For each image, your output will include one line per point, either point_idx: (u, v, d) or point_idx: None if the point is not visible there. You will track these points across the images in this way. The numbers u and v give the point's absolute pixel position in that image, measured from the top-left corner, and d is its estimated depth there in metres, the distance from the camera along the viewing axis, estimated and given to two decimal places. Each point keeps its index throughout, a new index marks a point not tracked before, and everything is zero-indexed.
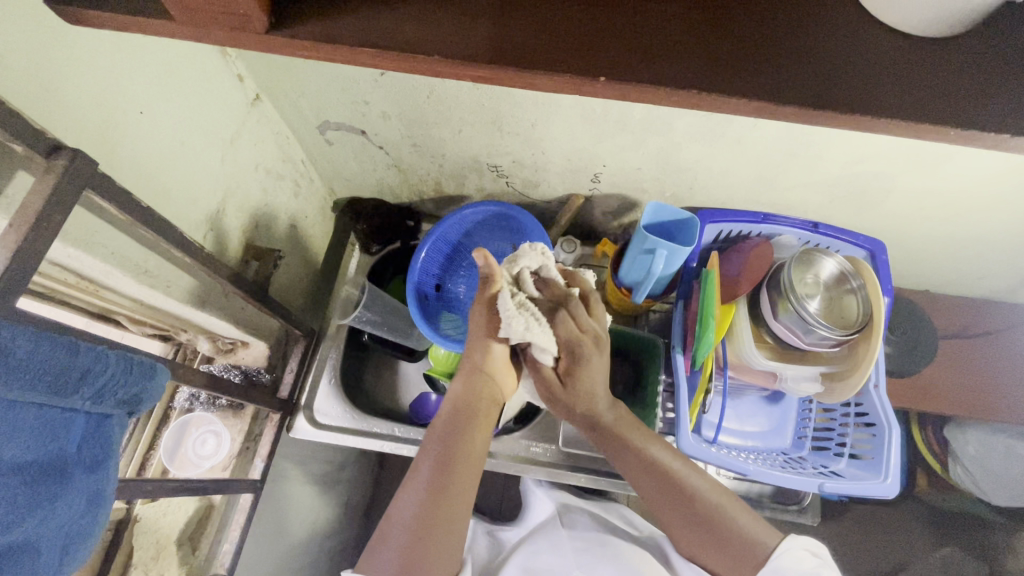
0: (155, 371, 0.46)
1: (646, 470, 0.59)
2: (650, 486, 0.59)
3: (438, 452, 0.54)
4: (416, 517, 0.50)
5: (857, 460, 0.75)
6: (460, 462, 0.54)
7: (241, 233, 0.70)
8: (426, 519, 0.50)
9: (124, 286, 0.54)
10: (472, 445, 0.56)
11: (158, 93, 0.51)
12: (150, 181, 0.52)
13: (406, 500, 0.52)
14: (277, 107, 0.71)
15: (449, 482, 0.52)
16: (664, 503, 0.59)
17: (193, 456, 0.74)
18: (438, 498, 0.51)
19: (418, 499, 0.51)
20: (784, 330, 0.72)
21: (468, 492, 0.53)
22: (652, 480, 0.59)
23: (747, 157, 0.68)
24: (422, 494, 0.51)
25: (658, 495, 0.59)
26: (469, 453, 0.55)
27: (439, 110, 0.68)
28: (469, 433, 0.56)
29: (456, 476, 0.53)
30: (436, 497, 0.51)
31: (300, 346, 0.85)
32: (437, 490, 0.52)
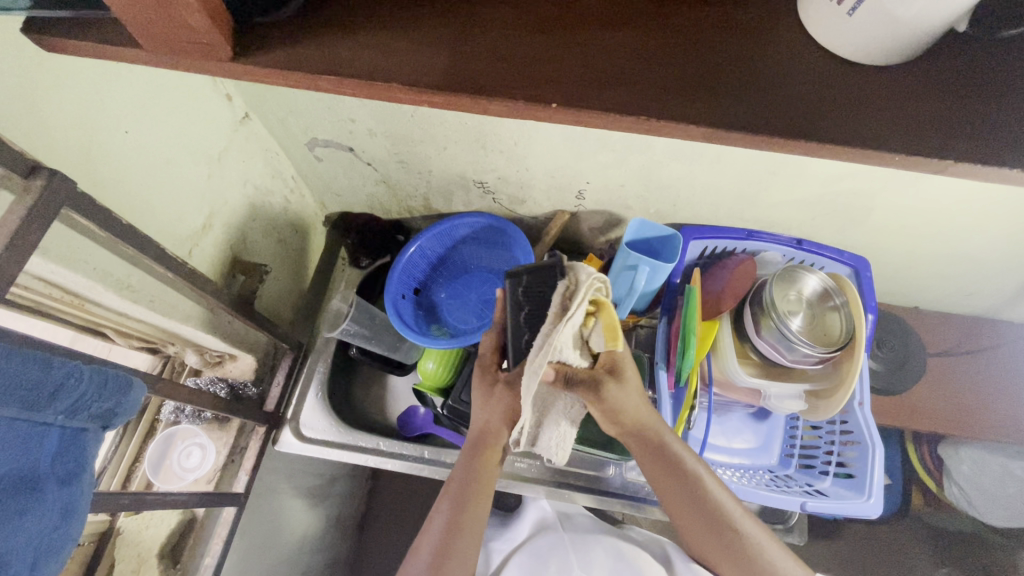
0: (132, 385, 0.47)
1: (670, 482, 0.59)
2: (675, 497, 0.60)
3: (447, 507, 0.60)
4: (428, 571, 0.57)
5: (843, 478, 0.74)
6: (462, 519, 0.59)
7: (228, 248, 0.71)
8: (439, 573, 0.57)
9: (106, 300, 0.55)
10: (475, 512, 0.60)
11: (143, 112, 0.53)
12: (135, 197, 0.54)
13: (422, 555, 0.59)
14: (266, 125, 0.73)
15: (452, 544, 0.58)
16: (683, 515, 0.60)
17: (178, 468, 0.74)
18: (445, 556, 0.58)
19: (430, 557, 0.58)
20: (767, 347, 0.72)
21: (471, 547, 0.59)
22: (675, 494, 0.59)
23: (727, 176, 0.69)
24: (433, 556, 0.58)
25: (679, 506, 0.60)
26: (473, 518, 0.60)
27: (423, 128, 0.69)
28: (470, 506, 0.60)
29: (457, 543, 0.58)
30: (444, 556, 0.58)
31: (289, 358, 0.85)
32: (442, 553, 0.58)
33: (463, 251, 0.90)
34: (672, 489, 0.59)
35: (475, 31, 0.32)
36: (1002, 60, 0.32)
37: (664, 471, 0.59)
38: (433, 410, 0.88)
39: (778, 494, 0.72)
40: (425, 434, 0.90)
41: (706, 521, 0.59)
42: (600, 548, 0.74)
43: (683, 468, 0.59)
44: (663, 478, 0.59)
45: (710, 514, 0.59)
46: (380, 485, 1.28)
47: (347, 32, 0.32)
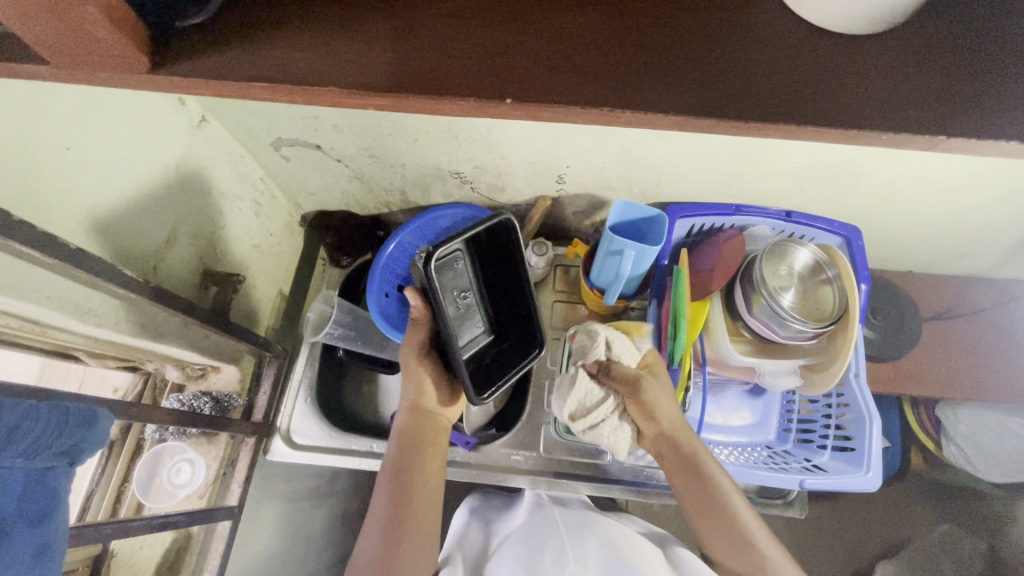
0: (96, 419, 0.45)
1: (700, 505, 0.61)
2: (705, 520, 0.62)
3: (390, 479, 0.58)
4: (380, 546, 0.54)
5: (841, 452, 0.73)
6: (409, 488, 0.58)
7: (197, 259, 0.68)
8: (389, 546, 0.54)
9: (69, 326, 0.52)
10: (424, 476, 0.59)
11: (85, 127, 0.49)
12: (87, 218, 0.51)
13: (370, 538, 0.55)
14: (226, 127, 0.69)
15: (403, 515, 0.56)
16: (702, 527, 0.62)
17: (169, 485, 0.73)
18: (398, 528, 0.55)
19: (382, 529, 0.55)
20: (760, 325, 0.70)
21: (428, 513, 0.57)
22: (705, 519, 0.61)
23: (711, 151, 0.66)
24: (382, 529, 0.55)
25: (691, 496, 0.62)
26: (420, 488, 0.58)
27: (391, 120, 0.66)
28: (413, 472, 0.59)
29: (408, 509, 0.56)
30: (398, 525, 0.55)
31: (274, 367, 0.83)
32: (395, 519, 0.55)
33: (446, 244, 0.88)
34: (702, 510, 0.61)
35: (419, 21, 0.29)
36: (995, 20, 0.29)
37: (677, 466, 0.63)
38: None
39: (774, 472, 0.72)
40: None
41: (714, 514, 0.61)
42: (595, 537, 0.70)
43: (708, 473, 0.62)
44: (676, 468, 0.63)
45: (722, 513, 0.61)
46: None
47: (278, 31, 0.29)
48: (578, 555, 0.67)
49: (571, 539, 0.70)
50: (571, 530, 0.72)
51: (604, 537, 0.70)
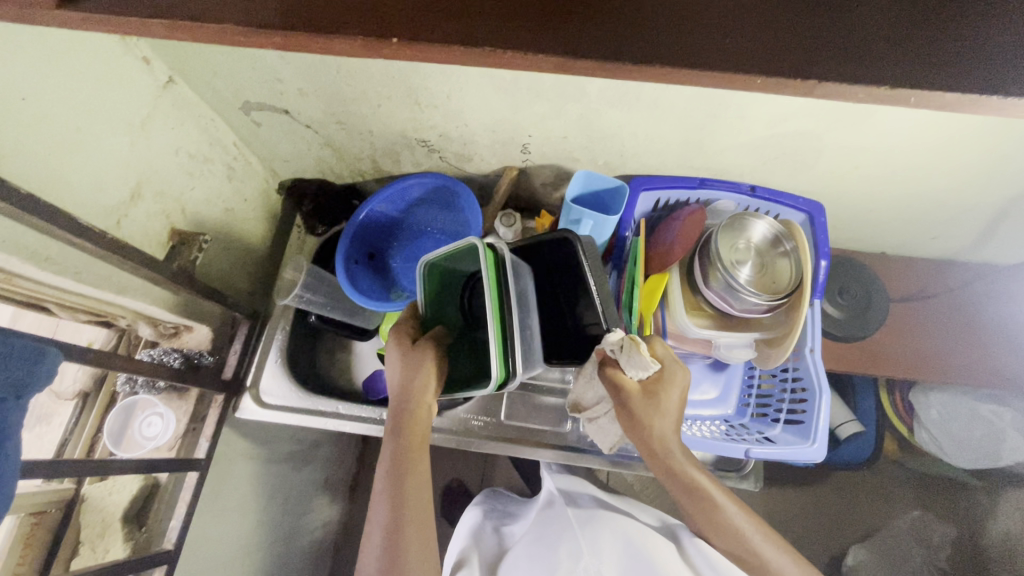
0: (43, 357, 0.47)
1: (689, 509, 0.60)
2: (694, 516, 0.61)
3: (385, 478, 0.59)
4: (383, 551, 0.55)
5: (792, 425, 0.74)
6: (404, 488, 0.58)
7: (165, 218, 0.70)
8: (394, 553, 0.55)
9: (30, 273, 0.54)
10: (416, 473, 0.59)
11: (40, 79, 0.51)
12: (48, 169, 0.53)
13: (373, 538, 0.57)
14: (194, 89, 0.71)
15: (400, 516, 0.56)
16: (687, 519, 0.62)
17: (139, 437, 0.76)
18: (398, 530, 0.56)
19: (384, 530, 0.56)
20: (716, 298, 0.71)
21: (425, 508, 0.58)
22: (696, 518, 0.60)
23: (668, 121, 0.66)
24: (383, 529, 0.56)
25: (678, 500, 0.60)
26: (414, 487, 0.58)
27: (353, 84, 0.67)
28: (409, 467, 0.59)
29: (405, 510, 0.57)
30: (398, 527, 0.56)
31: (245, 327, 0.87)
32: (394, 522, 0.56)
33: (417, 214, 0.90)
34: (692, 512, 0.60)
35: None
36: None
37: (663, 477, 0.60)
38: None
39: (724, 441, 0.73)
40: (389, 397, 0.92)
41: (704, 516, 0.59)
42: (604, 528, 0.73)
43: (695, 482, 0.59)
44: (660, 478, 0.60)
45: (714, 517, 0.59)
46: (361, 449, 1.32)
47: None
48: (592, 551, 0.70)
49: (586, 533, 0.73)
50: (584, 522, 0.75)
51: (616, 528, 0.74)
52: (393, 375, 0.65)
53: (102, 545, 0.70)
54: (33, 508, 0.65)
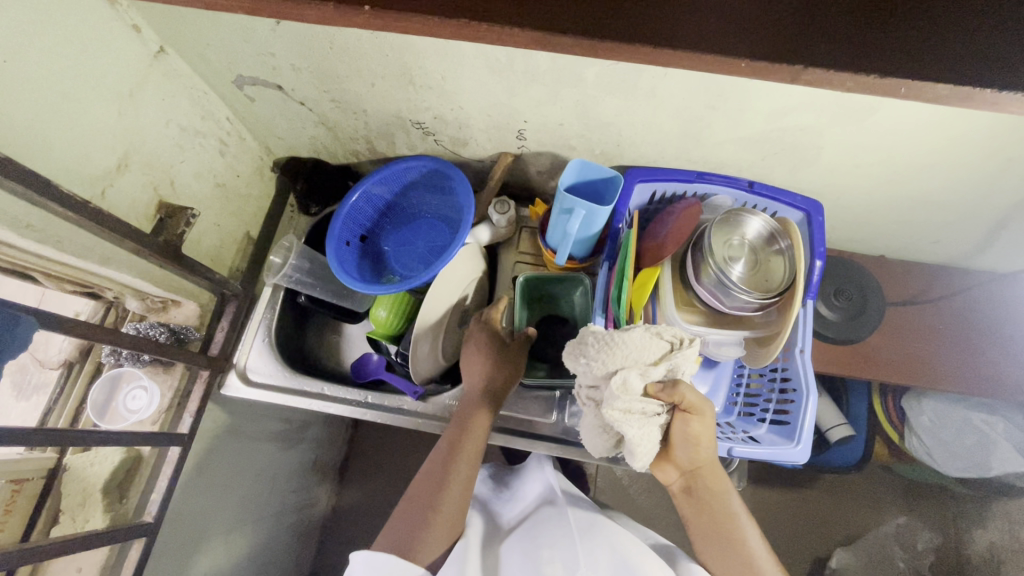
0: (18, 323, 0.46)
1: (715, 538, 0.64)
2: (712, 546, 0.65)
3: (441, 451, 0.69)
4: (422, 508, 0.65)
5: (777, 426, 0.73)
6: (454, 466, 0.67)
7: (153, 191, 0.69)
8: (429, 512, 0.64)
9: (10, 239, 0.54)
10: (467, 457, 0.68)
11: (23, 41, 0.50)
12: (29, 133, 0.52)
13: (414, 499, 0.66)
14: (188, 61, 0.70)
15: (444, 487, 0.66)
16: (705, 548, 0.66)
17: (124, 410, 0.76)
18: (439, 496, 0.65)
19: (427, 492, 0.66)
20: (707, 294, 0.70)
21: (463, 488, 0.67)
22: (716, 546, 0.64)
23: (664, 111, 0.65)
24: (430, 488, 0.66)
25: (704, 530, 0.65)
26: (463, 468, 0.67)
27: (346, 60, 0.66)
28: (464, 448, 0.69)
29: (448, 486, 0.66)
30: (438, 493, 0.66)
31: (233, 305, 0.86)
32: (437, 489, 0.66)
33: (410, 198, 0.89)
34: (715, 541, 0.65)
35: None
36: None
37: (692, 501, 0.66)
38: (387, 356, 0.92)
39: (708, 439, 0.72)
40: (376, 380, 0.92)
41: (727, 547, 0.64)
42: (605, 539, 0.68)
43: (730, 513, 0.65)
44: (695, 507, 0.66)
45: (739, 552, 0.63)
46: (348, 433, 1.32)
47: None
48: (589, 560, 0.64)
49: (585, 540, 0.67)
50: (585, 531, 0.69)
51: (617, 539, 0.67)
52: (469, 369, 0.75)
53: (82, 515, 0.70)
54: (15, 476, 0.66)
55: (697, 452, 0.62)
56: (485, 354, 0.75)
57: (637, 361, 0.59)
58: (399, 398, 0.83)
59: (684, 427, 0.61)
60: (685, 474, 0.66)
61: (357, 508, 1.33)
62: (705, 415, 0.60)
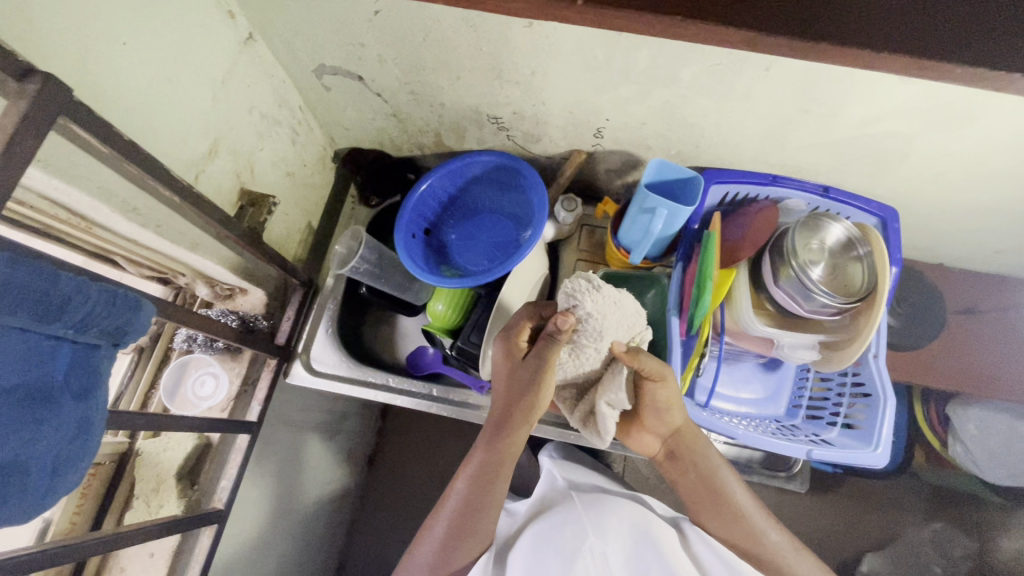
0: (140, 306, 0.46)
1: (700, 492, 0.71)
2: (698, 501, 0.72)
3: (468, 477, 0.64)
4: (444, 541, 0.62)
5: (849, 430, 0.74)
6: (481, 499, 0.63)
7: (236, 179, 0.69)
8: (451, 546, 0.62)
9: (115, 223, 0.54)
10: (495, 486, 0.63)
11: (140, 24, 0.50)
12: (142, 117, 0.52)
13: (437, 528, 0.64)
14: (272, 48, 0.70)
15: (469, 522, 0.62)
16: (696, 506, 0.72)
17: (193, 396, 0.76)
18: (463, 531, 0.62)
19: (449, 523, 0.63)
20: (784, 296, 0.71)
21: (490, 521, 0.63)
22: (700, 499, 0.71)
23: (755, 113, 0.65)
24: (453, 519, 0.63)
25: (689, 489, 0.72)
26: (490, 499, 0.63)
27: (436, 52, 0.65)
28: (495, 477, 0.63)
29: (475, 520, 0.62)
30: (463, 528, 0.62)
31: (298, 294, 0.86)
32: (462, 523, 0.62)
33: (474, 193, 0.89)
34: (700, 494, 0.71)
35: None
36: None
37: (672, 463, 0.73)
38: (441, 350, 0.91)
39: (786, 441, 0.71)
40: (433, 373, 0.92)
41: (709, 498, 0.71)
42: (613, 513, 0.67)
43: (713, 473, 0.71)
44: (678, 470, 0.73)
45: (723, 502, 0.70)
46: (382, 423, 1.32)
47: None
48: (598, 529, 0.64)
49: (591, 513, 0.66)
50: (591, 505, 0.68)
51: (621, 510, 0.68)
52: (500, 378, 0.66)
53: (157, 500, 0.70)
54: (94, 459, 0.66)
55: (671, 418, 0.68)
56: (516, 364, 0.64)
57: (601, 320, 0.61)
58: (465, 393, 0.84)
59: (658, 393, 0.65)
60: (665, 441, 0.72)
61: (391, 500, 1.34)
62: (668, 381, 0.64)
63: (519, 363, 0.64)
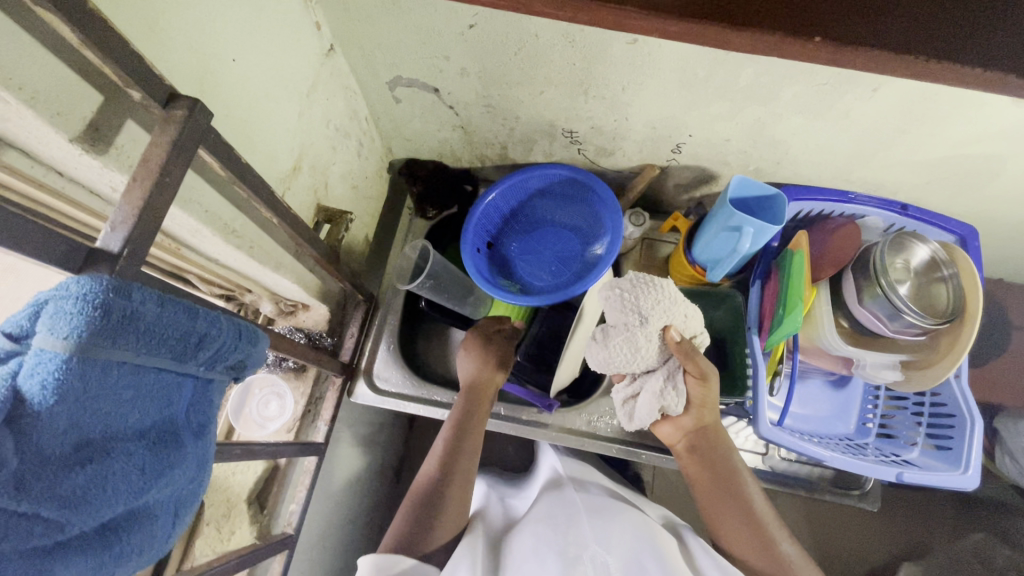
0: (257, 337, 0.44)
1: (719, 493, 0.63)
2: (715, 503, 0.63)
3: (444, 443, 0.72)
4: (427, 502, 0.67)
5: (932, 450, 0.73)
6: (456, 457, 0.70)
7: (313, 195, 0.67)
8: (435, 505, 0.66)
9: (211, 246, 0.52)
10: (469, 447, 0.71)
11: (247, 39, 0.48)
12: (242, 136, 0.50)
13: (416, 494, 0.68)
14: (349, 60, 0.68)
15: (449, 479, 0.68)
16: (711, 506, 0.64)
17: (258, 417, 0.74)
18: (444, 488, 0.68)
19: (431, 486, 0.68)
20: (868, 317, 0.70)
21: (467, 481, 0.70)
22: (718, 499, 0.63)
23: (849, 132, 0.64)
24: (433, 483, 0.68)
25: (706, 489, 0.64)
26: (465, 458, 0.70)
27: (525, 67, 0.64)
28: (468, 439, 0.71)
29: (454, 479, 0.69)
30: (445, 486, 0.68)
31: (360, 310, 0.83)
32: (441, 483, 0.68)
33: (536, 205, 0.87)
34: (718, 496, 0.63)
35: None
36: None
37: (695, 458, 0.65)
38: None
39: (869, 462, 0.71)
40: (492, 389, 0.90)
41: (731, 499, 0.62)
42: (618, 520, 0.65)
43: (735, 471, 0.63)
44: (699, 467, 0.65)
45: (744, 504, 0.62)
46: (417, 435, 1.30)
47: None
48: (601, 536, 0.62)
49: (595, 521, 0.64)
50: (595, 514, 0.66)
51: (625, 517, 0.66)
52: (466, 367, 0.77)
53: (228, 526, 0.67)
54: None
55: (702, 412, 0.62)
56: (478, 350, 0.78)
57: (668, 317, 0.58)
58: (535, 412, 0.82)
59: (697, 391, 0.60)
60: (689, 434, 0.65)
61: None
62: (710, 381, 0.60)
63: (482, 349, 0.78)
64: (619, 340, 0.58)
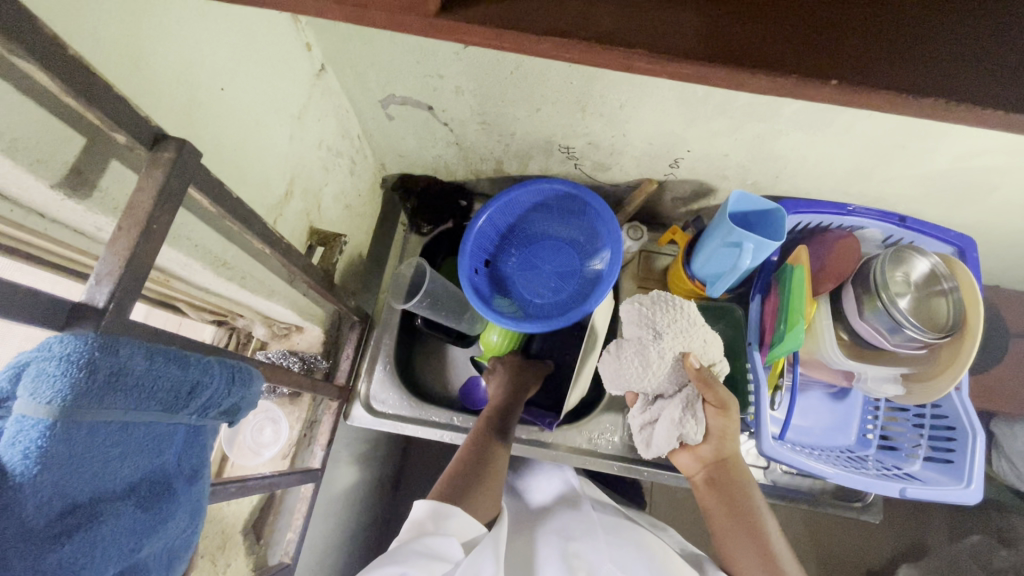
0: (251, 377, 0.42)
1: (735, 526, 0.61)
2: (730, 539, 0.61)
3: (476, 440, 0.71)
4: (461, 487, 0.65)
5: (932, 463, 0.73)
6: (490, 456, 0.69)
7: (306, 218, 0.65)
8: (468, 492, 0.64)
9: (201, 278, 0.50)
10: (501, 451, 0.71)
11: (236, 67, 0.46)
12: (232, 165, 0.48)
13: (449, 481, 0.66)
14: (341, 80, 0.66)
15: (482, 472, 0.67)
16: (724, 540, 0.62)
17: (251, 443, 0.72)
18: (479, 479, 0.66)
19: (464, 474, 0.66)
20: (868, 329, 0.69)
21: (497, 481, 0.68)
22: (733, 533, 0.61)
23: (848, 147, 0.64)
24: (466, 472, 0.67)
25: (722, 522, 0.62)
26: (497, 461, 0.69)
27: (521, 85, 0.63)
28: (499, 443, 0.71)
29: (487, 474, 0.67)
30: (479, 477, 0.66)
31: (355, 330, 0.82)
32: (475, 473, 0.66)
33: (533, 221, 0.86)
34: (734, 529, 0.61)
35: None
36: None
37: (711, 489, 0.63)
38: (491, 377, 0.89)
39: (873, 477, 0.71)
40: None
41: (747, 535, 0.60)
42: (632, 541, 0.65)
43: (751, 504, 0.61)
44: (716, 498, 0.63)
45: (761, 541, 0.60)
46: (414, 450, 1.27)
47: None
48: (616, 557, 0.62)
49: (611, 541, 0.64)
50: (611, 533, 0.66)
51: (640, 539, 0.66)
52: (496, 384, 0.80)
53: (224, 559, 0.64)
54: None
55: (723, 443, 0.61)
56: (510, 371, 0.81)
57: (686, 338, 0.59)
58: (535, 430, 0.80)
59: (718, 421, 0.59)
60: (706, 465, 0.63)
61: None
62: (729, 410, 0.59)
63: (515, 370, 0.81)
64: (630, 352, 0.59)
